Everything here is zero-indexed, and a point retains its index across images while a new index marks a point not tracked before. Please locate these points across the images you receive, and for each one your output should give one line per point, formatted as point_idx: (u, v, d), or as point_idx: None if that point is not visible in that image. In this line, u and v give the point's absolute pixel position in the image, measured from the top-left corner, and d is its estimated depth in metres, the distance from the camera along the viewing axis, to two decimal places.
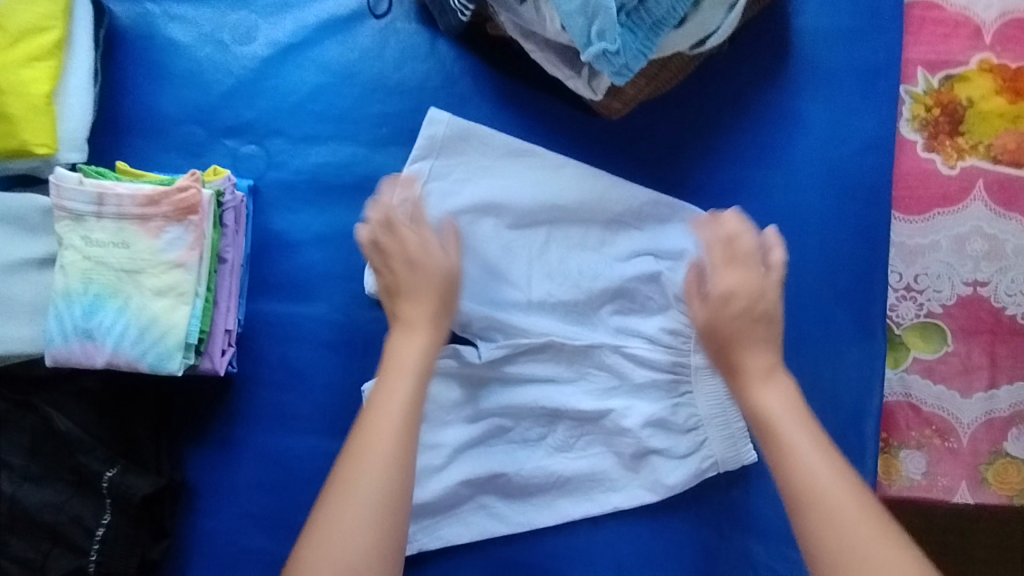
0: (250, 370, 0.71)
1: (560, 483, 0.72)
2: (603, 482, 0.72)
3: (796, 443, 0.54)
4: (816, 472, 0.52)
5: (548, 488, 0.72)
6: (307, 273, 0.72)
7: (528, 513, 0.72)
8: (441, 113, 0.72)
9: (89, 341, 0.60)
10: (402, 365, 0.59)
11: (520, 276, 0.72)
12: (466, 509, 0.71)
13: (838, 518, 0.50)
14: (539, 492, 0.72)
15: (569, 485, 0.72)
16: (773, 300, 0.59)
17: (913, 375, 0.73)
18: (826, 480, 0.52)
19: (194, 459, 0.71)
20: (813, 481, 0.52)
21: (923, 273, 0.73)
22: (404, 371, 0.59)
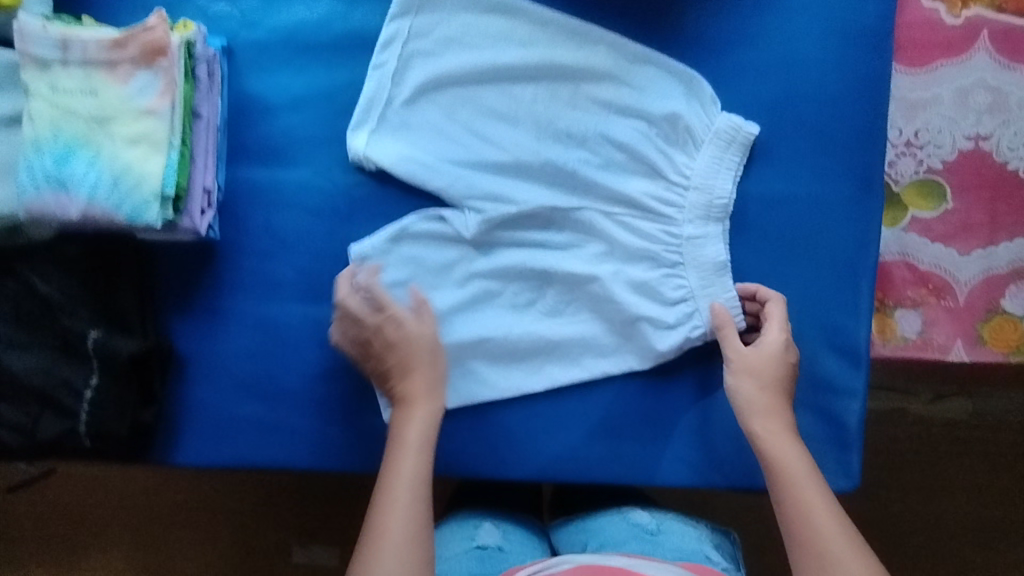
0: (233, 237, 0.70)
1: (549, 350, 0.70)
2: (591, 351, 0.71)
3: (802, 488, 0.54)
4: (817, 514, 0.53)
5: (537, 356, 0.71)
6: (287, 137, 0.69)
7: (517, 378, 0.71)
8: None
9: (63, 192, 0.58)
10: (406, 445, 0.62)
11: (507, 137, 0.69)
12: (455, 373, 0.70)
13: (827, 556, 0.51)
14: (528, 358, 0.71)
15: (558, 353, 0.71)
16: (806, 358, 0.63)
17: (911, 233, 0.72)
18: (824, 520, 0.52)
19: (181, 328, 0.70)
20: (812, 523, 0.52)
21: (924, 128, 0.71)
22: (409, 447, 0.62)
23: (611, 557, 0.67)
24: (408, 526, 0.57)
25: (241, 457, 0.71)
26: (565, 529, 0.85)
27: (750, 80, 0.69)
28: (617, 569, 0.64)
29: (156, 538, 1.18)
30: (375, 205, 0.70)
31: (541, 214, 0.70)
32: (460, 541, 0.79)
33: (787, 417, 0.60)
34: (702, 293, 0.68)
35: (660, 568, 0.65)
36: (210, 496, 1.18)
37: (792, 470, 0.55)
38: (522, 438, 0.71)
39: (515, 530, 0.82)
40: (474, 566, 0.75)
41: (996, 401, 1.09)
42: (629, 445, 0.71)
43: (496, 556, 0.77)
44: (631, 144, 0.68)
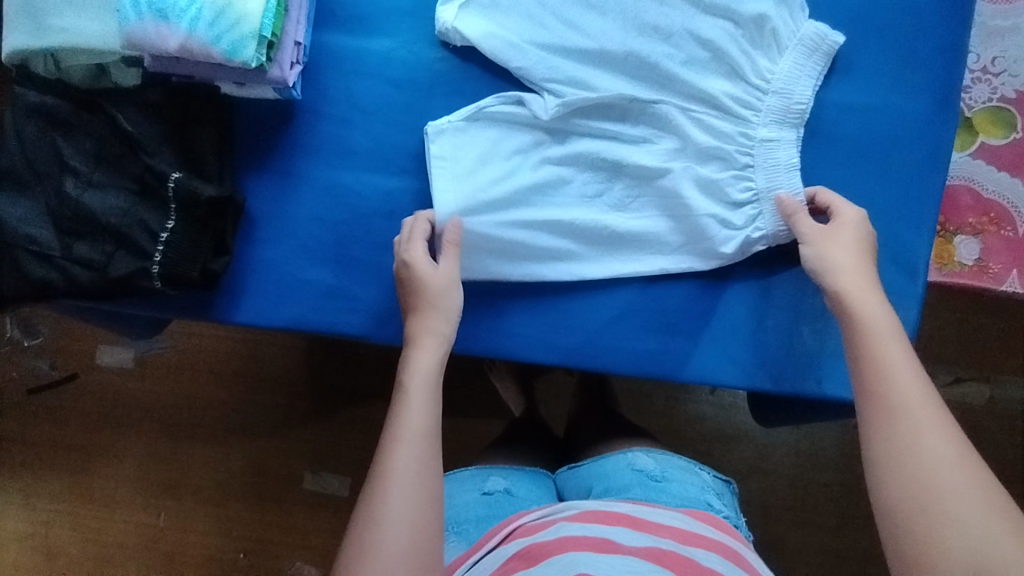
0: (312, 102, 0.71)
1: (610, 240, 0.70)
2: (653, 247, 0.71)
3: (885, 355, 0.55)
4: (895, 380, 0.53)
5: (599, 245, 0.71)
6: (374, 8, 0.71)
7: (576, 265, 0.71)
8: None
9: (163, 22, 0.59)
10: (421, 376, 0.61)
11: (593, 26, 0.69)
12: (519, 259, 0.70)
13: (902, 414, 0.51)
14: (591, 246, 0.71)
15: (616, 245, 0.71)
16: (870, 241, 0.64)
17: (977, 160, 0.73)
18: (902, 386, 0.53)
19: (253, 187, 0.71)
20: (888, 386, 0.53)
21: (1001, 56, 0.72)
22: (424, 382, 0.61)
23: (614, 503, 0.69)
24: (418, 462, 0.56)
25: (299, 319, 0.72)
26: (568, 474, 0.84)
27: None
28: (625, 516, 0.66)
29: (174, 450, 1.19)
30: (454, 82, 0.71)
31: (619, 105, 0.70)
32: (467, 491, 0.79)
33: (870, 280, 0.61)
34: (769, 196, 0.69)
35: (662, 514, 0.67)
36: (227, 415, 1.19)
37: (873, 333, 0.57)
38: (574, 325, 0.72)
39: (522, 477, 0.82)
40: (483, 511, 0.75)
41: (1013, 390, 1.12)
42: (682, 342, 0.71)
43: (504, 501, 0.77)
44: (715, 42, 0.68)
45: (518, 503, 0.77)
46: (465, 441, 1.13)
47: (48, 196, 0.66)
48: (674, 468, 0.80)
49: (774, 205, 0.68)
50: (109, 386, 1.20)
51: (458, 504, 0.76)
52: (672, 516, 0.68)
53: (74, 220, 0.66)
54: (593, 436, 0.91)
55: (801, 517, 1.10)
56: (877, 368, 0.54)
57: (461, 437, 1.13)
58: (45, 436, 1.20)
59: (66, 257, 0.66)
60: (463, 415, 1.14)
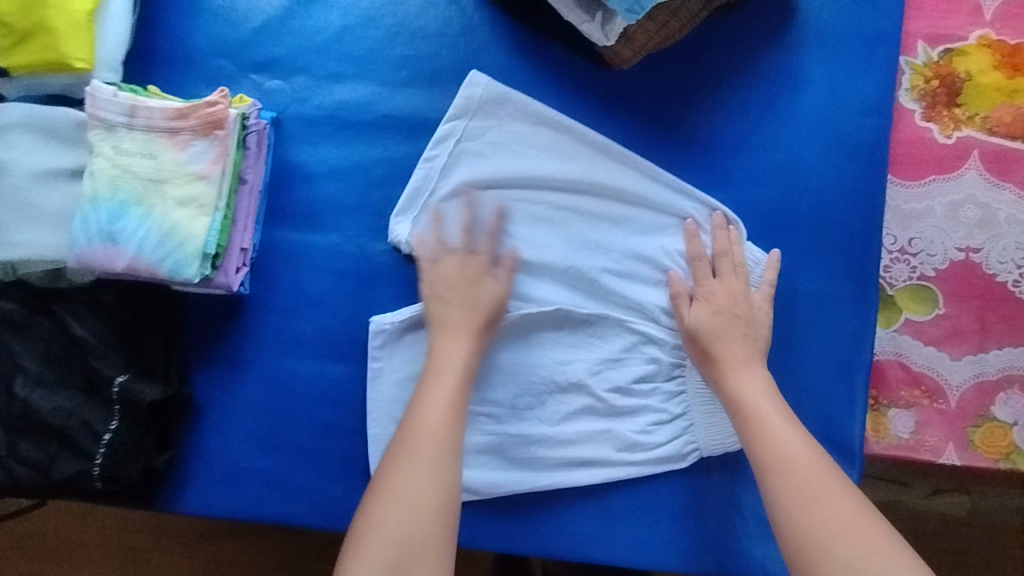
0: (261, 293, 0.74)
1: (533, 459, 0.72)
2: (585, 466, 0.71)
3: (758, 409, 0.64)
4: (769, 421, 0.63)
5: (533, 463, 0.72)
6: (322, 204, 0.75)
7: (500, 478, 0.71)
8: (480, 77, 0.74)
9: (112, 244, 0.62)
10: (445, 364, 0.67)
11: (537, 238, 0.73)
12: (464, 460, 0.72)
13: (775, 441, 0.61)
14: (527, 464, 0.72)
15: (544, 462, 0.72)
16: (756, 309, 0.70)
17: (905, 336, 0.75)
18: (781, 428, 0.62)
19: (202, 378, 0.73)
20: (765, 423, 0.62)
21: (917, 237, 0.76)
22: (449, 370, 0.66)
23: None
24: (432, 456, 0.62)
25: (242, 508, 0.72)
26: None
27: (754, 182, 0.73)
28: None
29: None
30: (396, 276, 0.74)
31: (559, 315, 0.72)
32: None
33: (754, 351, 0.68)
34: (699, 408, 0.71)
35: None
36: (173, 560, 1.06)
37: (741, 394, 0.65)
38: (527, 518, 0.72)
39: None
40: None
41: (991, 500, 1.09)
42: (631, 525, 0.72)
43: None
44: (653, 257, 0.72)
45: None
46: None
47: None
48: None
49: (704, 415, 0.71)
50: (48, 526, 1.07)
51: None
52: None
53: (19, 420, 0.67)
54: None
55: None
56: (754, 416, 0.63)
57: None
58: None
59: (10, 458, 0.67)
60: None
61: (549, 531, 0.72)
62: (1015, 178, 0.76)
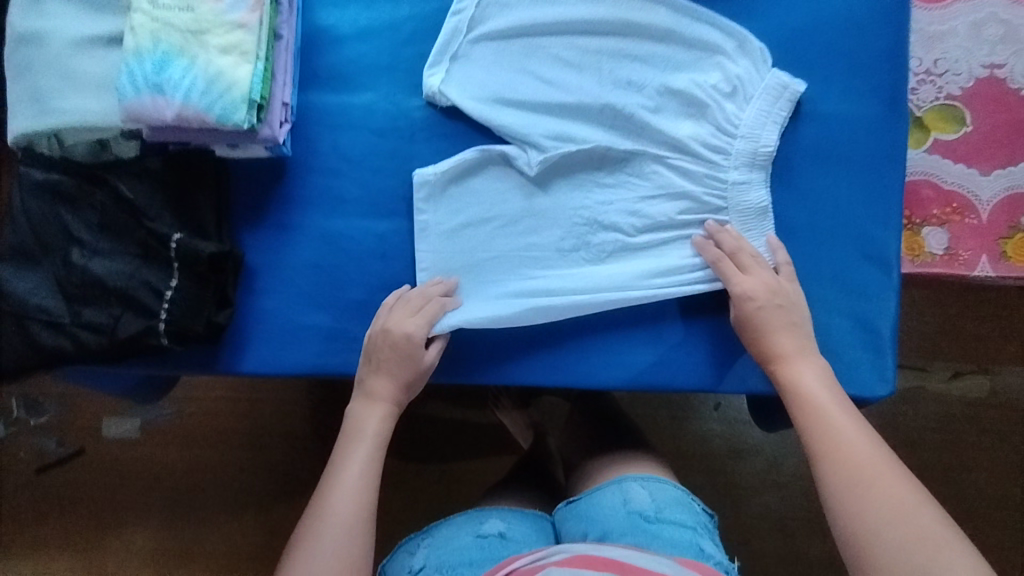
0: (302, 157, 0.75)
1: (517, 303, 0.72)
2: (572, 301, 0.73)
3: (797, 369, 0.67)
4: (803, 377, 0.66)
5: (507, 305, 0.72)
6: (355, 65, 0.75)
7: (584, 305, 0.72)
8: None
9: (160, 95, 0.64)
10: (365, 434, 0.68)
11: (569, 81, 0.74)
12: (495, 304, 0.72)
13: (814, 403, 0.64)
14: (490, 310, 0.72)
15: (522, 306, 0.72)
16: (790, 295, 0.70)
17: (934, 155, 0.76)
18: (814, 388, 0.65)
19: (252, 242, 0.74)
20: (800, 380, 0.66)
21: (942, 58, 0.77)
22: (367, 436, 0.68)
23: (606, 547, 0.64)
24: (355, 511, 0.63)
25: (302, 364, 0.74)
26: (566, 512, 0.79)
27: (778, 12, 0.75)
28: (613, 561, 0.61)
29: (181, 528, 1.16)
30: (433, 131, 0.75)
31: (596, 154, 0.74)
32: (461, 533, 0.74)
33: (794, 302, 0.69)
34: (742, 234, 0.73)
35: (654, 559, 0.62)
36: (227, 476, 1.16)
37: (760, 343, 0.68)
38: (577, 352, 0.74)
39: (518, 520, 0.78)
40: (478, 554, 0.71)
41: (1013, 379, 1.13)
42: (681, 353, 0.73)
43: (499, 544, 0.73)
44: (686, 90, 0.73)
45: (512, 548, 0.72)
46: (452, 482, 1.12)
47: (56, 268, 0.70)
48: (669, 502, 0.76)
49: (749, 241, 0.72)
50: (110, 457, 1.17)
51: (449, 548, 0.72)
52: (660, 560, 0.62)
53: (80, 286, 0.69)
54: (580, 460, 0.89)
55: (799, 527, 1.13)
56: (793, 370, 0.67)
57: (472, 478, 1.12)
58: (43, 517, 1.17)
59: (75, 323, 0.69)
60: (458, 455, 1.13)
61: (611, 358, 0.74)
62: None
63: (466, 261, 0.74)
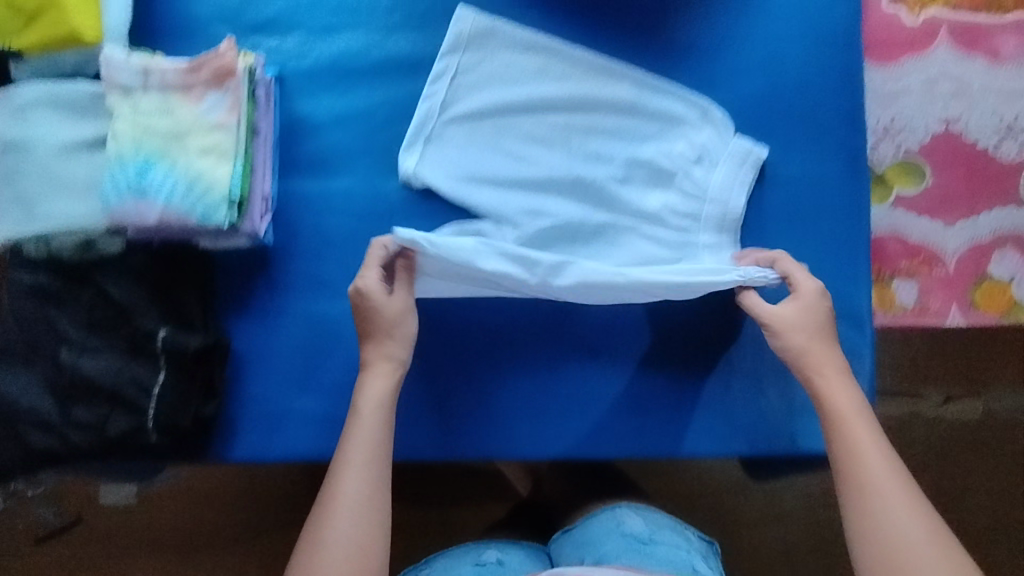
0: (285, 243, 0.77)
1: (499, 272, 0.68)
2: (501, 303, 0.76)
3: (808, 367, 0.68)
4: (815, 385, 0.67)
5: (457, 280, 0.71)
6: (332, 151, 0.78)
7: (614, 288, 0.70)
8: (467, 12, 0.77)
9: (143, 199, 0.66)
10: (374, 401, 0.68)
11: (540, 158, 0.76)
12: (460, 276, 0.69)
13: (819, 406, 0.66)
14: (445, 279, 0.71)
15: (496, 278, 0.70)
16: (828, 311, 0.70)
17: (899, 210, 0.79)
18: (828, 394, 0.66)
19: (239, 329, 0.76)
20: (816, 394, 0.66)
21: (898, 115, 0.79)
22: (376, 405, 0.68)
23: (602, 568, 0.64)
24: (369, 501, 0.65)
25: (292, 447, 0.75)
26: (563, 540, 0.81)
27: (739, 81, 0.77)
28: None
29: None
30: (410, 211, 0.77)
31: (569, 226, 0.75)
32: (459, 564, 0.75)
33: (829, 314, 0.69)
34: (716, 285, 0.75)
35: None
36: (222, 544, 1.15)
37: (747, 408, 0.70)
38: (562, 424, 0.75)
39: (517, 549, 0.78)
40: None
41: (1006, 401, 1.12)
42: (665, 418, 0.75)
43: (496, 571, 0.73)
44: (653, 160, 0.76)
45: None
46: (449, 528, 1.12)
47: (45, 367, 0.71)
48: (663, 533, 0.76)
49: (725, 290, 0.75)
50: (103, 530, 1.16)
51: None
52: None
53: (69, 386, 0.70)
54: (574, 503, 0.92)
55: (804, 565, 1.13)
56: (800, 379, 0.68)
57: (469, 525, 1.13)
58: None
59: (65, 423, 0.70)
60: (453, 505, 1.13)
61: (572, 430, 0.75)
62: (985, 48, 0.79)
63: (450, 338, 0.76)
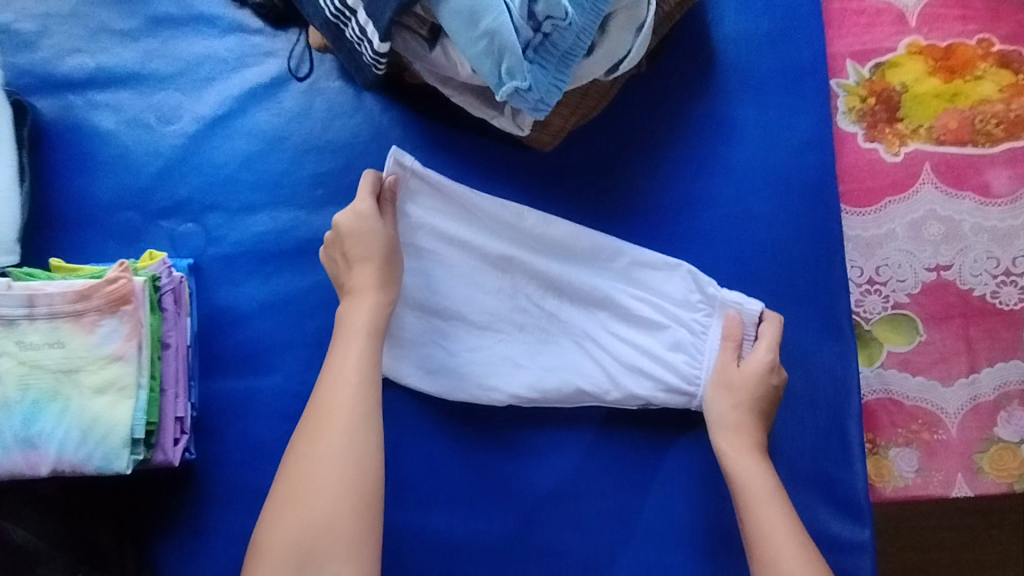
0: (211, 452, 0.69)
1: (502, 211, 0.68)
2: (462, 334, 0.68)
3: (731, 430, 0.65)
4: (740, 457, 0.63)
5: (436, 241, 0.68)
6: (259, 345, 0.70)
7: (604, 284, 0.68)
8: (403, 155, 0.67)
9: (32, 450, 0.58)
10: (354, 329, 0.62)
11: (488, 312, 0.68)
12: (424, 212, 0.68)
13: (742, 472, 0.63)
14: (419, 275, 0.68)
15: (496, 223, 0.68)
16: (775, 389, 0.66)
17: (890, 369, 0.71)
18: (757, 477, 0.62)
19: (162, 556, 0.68)
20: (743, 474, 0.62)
21: (884, 264, 0.72)
22: (357, 330, 0.62)
23: None
24: (352, 433, 0.58)
25: None
26: None
27: (704, 244, 0.70)
28: None
29: None
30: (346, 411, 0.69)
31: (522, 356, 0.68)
32: None
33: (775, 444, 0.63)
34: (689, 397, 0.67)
35: None
36: None
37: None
38: None
39: None
40: None
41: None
42: None
43: None
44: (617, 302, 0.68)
45: None
46: None
47: None
48: None
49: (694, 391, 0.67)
50: None
51: None
52: None
53: None
54: None
55: None
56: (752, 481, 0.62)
57: None
58: None
59: None
60: None
61: None
62: (972, 184, 0.73)
63: (402, 553, 0.67)
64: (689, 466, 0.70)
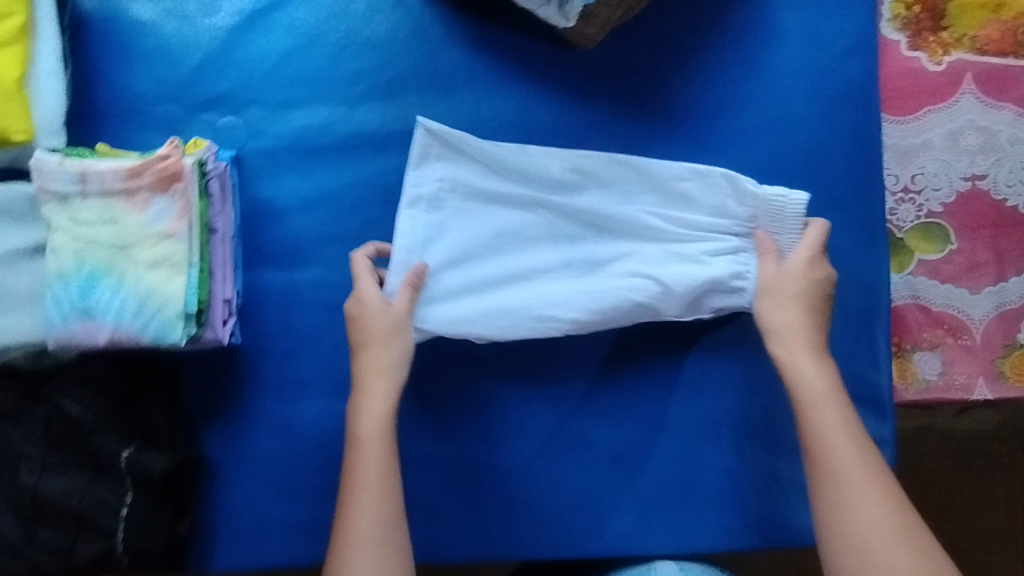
0: (254, 340, 0.71)
1: (526, 154, 0.67)
2: (507, 280, 0.67)
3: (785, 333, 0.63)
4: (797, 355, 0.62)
5: (468, 198, 0.68)
6: (301, 239, 0.71)
7: (639, 215, 0.68)
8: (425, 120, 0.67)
9: (89, 320, 0.60)
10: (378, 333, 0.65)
11: (530, 255, 0.68)
12: (448, 171, 0.67)
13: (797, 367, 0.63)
14: (458, 234, 0.67)
15: (527, 172, 0.68)
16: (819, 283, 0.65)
17: (919, 277, 0.73)
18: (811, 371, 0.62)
19: (210, 435, 0.71)
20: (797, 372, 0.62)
21: (919, 172, 0.73)
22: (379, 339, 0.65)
23: None
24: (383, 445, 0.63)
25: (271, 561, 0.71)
26: None
27: (742, 147, 0.70)
28: None
29: None
30: None
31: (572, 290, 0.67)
32: None
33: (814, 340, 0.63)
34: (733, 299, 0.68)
35: None
36: None
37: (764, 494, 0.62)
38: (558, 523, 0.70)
39: None
40: None
41: None
42: (667, 510, 0.70)
43: None
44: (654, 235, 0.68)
45: None
46: None
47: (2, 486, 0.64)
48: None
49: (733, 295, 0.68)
50: None
51: None
52: None
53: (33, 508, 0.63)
54: None
55: None
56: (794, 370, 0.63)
57: None
58: None
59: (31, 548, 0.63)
60: None
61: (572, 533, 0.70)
62: (1013, 95, 0.73)
63: (443, 439, 0.70)
64: (719, 365, 0.72)
